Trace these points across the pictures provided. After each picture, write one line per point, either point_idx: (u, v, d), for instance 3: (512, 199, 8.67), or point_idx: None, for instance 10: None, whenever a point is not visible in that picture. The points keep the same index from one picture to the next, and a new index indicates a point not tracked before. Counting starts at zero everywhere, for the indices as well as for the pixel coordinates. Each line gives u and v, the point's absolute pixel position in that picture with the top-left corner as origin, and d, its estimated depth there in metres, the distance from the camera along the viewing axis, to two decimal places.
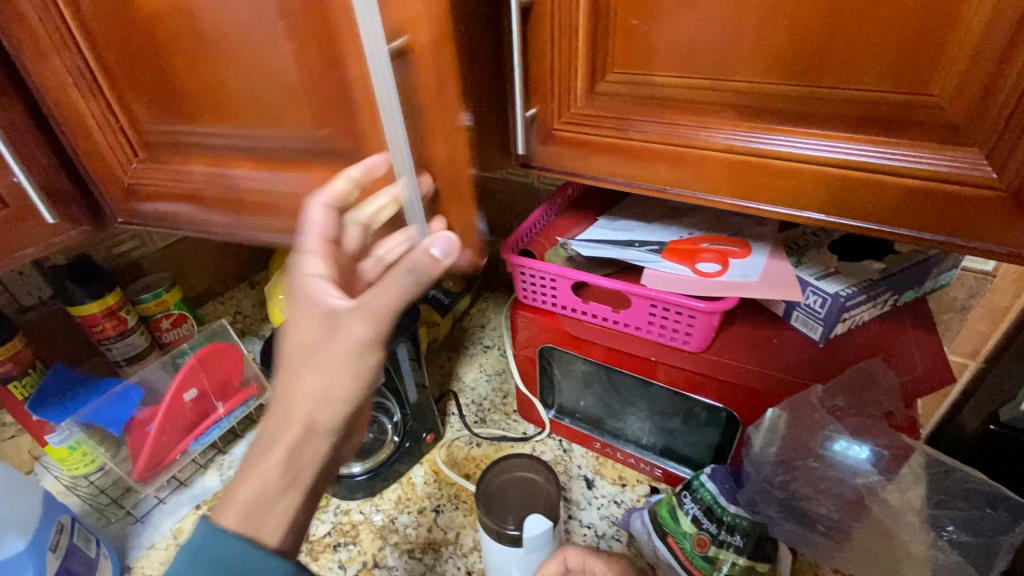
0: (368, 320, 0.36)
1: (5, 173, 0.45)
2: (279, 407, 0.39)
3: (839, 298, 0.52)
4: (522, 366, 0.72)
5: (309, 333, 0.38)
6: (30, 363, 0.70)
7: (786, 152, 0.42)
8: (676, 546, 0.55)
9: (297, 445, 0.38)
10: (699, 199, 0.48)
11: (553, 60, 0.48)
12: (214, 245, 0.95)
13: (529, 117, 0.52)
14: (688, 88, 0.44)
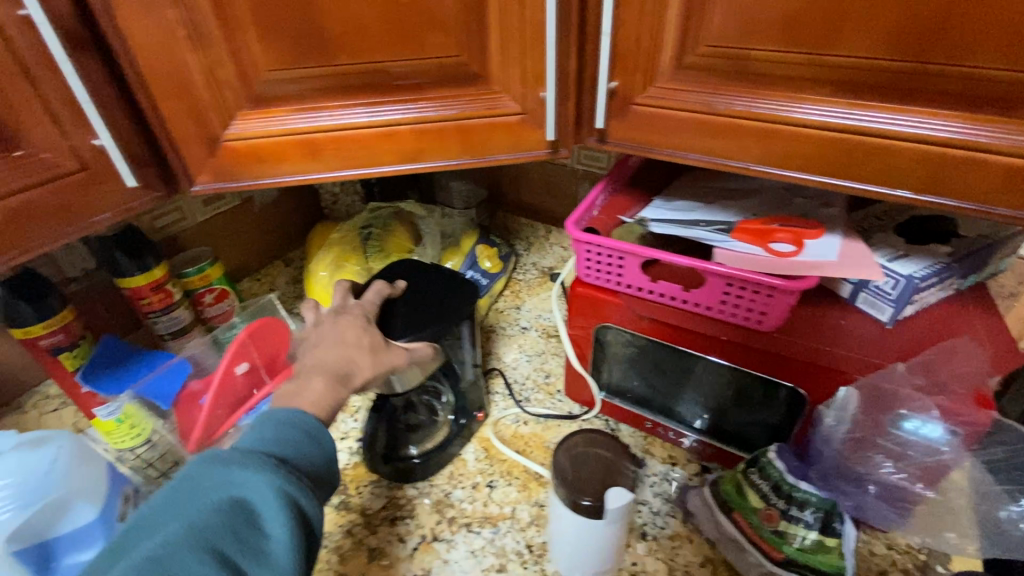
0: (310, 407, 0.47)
1: (87, 135, 0.43)
2: (311, 350, 0.53)
3: (913, 280, 0.52)
4: (575, 344, 0.72)
5: (374, 339, 0.54)
6: (81, 334, 0.68)
7: (884, 129, 0.42)
8: (743, 521, 0.56)
9: (312, 391, 0.48)
10: (784, 176, 0.48)
11: (643, 31, 0.47)
12: (251, 221, 0.93)
13: (609, 91, 0.51)
14: (784, 63, 0.43)
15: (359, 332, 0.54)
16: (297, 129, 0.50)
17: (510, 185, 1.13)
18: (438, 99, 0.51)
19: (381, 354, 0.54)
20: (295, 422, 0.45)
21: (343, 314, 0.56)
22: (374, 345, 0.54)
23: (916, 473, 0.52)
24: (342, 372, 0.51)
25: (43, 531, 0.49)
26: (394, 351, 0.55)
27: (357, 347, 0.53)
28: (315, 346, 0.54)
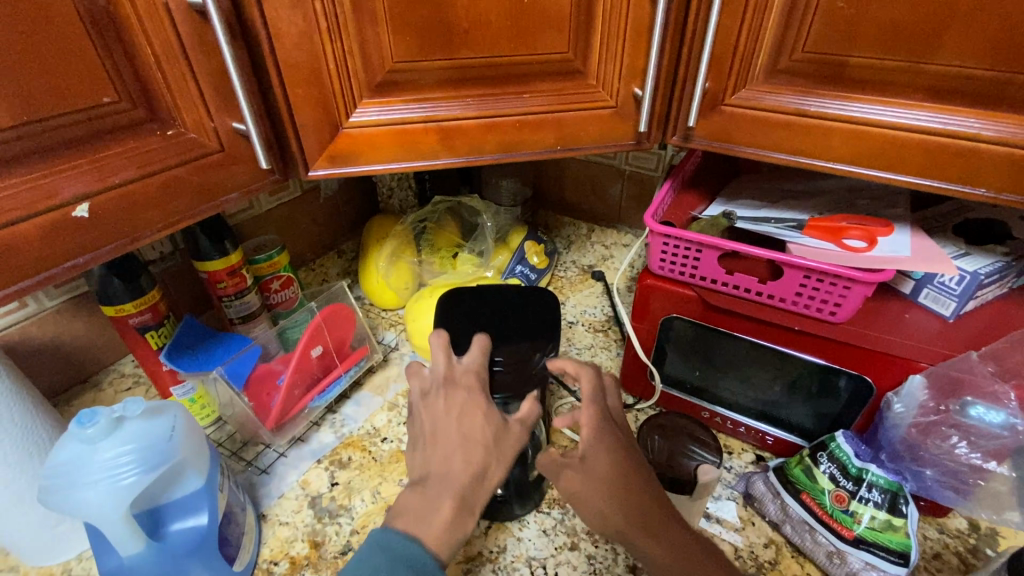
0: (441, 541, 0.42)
1: (229, 117, 0.46)
2: (428, 446, 0.48)
3: (978, 276, 0.56)
4: (637, 335, 0.75)
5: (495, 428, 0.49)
6: (166, 314, 0.70)
7: (971, 133, 0.46)
8: (812, 502, 0.59)
9: (440, 520, 0.43)
10: (868, 175, 0.52)
11: (739, 36, 0.51)
12: (310, 212, 0.96)
13: (701, 92, 0.55)
14: (879, 70, 0.47)
15: (479, 423, 0.48)
16: (409, 119, 0.53)
17: (553, 184, 1.16)
18: (541, 93, 0.55)
19: (505, 442, 0.48)
20: (394, 548, 0.41)
21: (454, 389, 0.52)
22: (495, 439, 0.48)
23: (980, 454, 0.55)
24: (471, 480, 0.45)
25: (158, 496, 0.51)
26: (513, 434, 0.49)
27: (482, 447, 0.47)
28: (436, 438, 0.48)
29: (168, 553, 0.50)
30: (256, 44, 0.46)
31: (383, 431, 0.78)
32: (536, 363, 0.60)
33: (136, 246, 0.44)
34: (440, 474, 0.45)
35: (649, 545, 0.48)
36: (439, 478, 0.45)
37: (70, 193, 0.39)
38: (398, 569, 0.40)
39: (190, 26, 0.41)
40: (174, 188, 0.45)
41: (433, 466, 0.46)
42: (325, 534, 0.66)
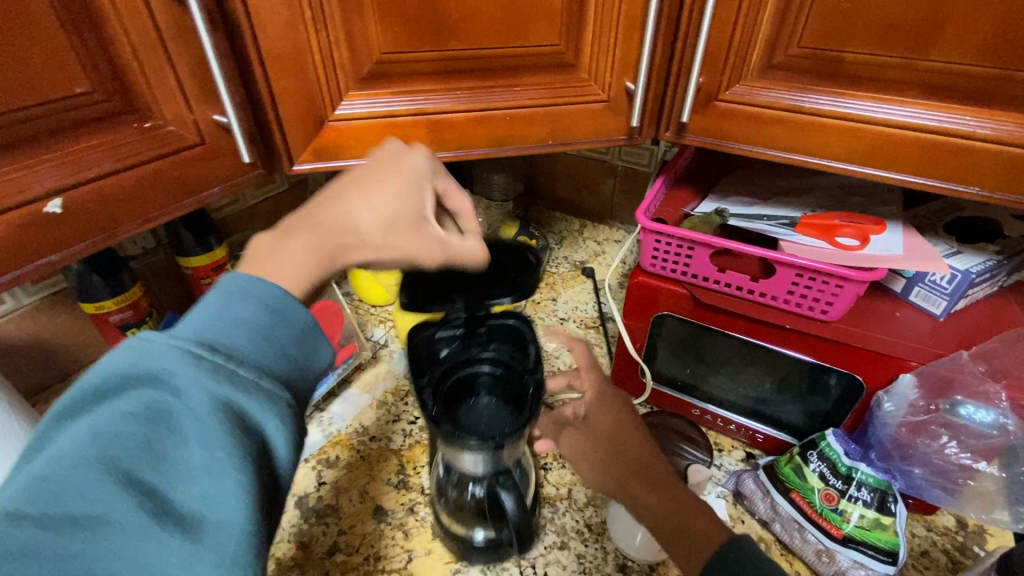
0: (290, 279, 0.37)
1: (210, 109, 0.44)
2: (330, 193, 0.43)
3: (970, 275, 0.56)
4: (629, 333, 0.75)
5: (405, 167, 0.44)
6: (147, 311, 0.69)
7: (966, 131, 0.46)
8: (802, 500, 0.59)
9: (292, 254, 0.38)
10: (863, 172, 0.51)
11: (734, 30, 0.50)
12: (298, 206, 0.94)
13: (696, 87, 0.54)
14: (875, 66, 0.47)
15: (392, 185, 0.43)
16: (398, 112, 0.51)
17: (545, 179, 1.15)
18: (533, 86, 0.54)
19: (416, 216, 0.43)
20: (262, 298, 0.35)
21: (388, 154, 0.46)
22: (402, 225, 0.42)
23: (969, 453, 0.55)
24: (349, 246, 0.41)
25: None
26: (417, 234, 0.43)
27: (369, 185, 0.42)
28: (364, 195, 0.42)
29: None
30: (238, 34, 0.45)
31: (372, 429, 0.77)
32: (524, 381, 0.53)
33: (112, 242, 0.42)
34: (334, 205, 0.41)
35: (647, 495, 0.50)
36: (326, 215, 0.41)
37: (42, 188, 0.38)
38: (250, 317, 0.34)
39: (167, 13, 0.39)
40: (153, 182, 0.43)
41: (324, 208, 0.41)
42: (312, 535, 0.65)
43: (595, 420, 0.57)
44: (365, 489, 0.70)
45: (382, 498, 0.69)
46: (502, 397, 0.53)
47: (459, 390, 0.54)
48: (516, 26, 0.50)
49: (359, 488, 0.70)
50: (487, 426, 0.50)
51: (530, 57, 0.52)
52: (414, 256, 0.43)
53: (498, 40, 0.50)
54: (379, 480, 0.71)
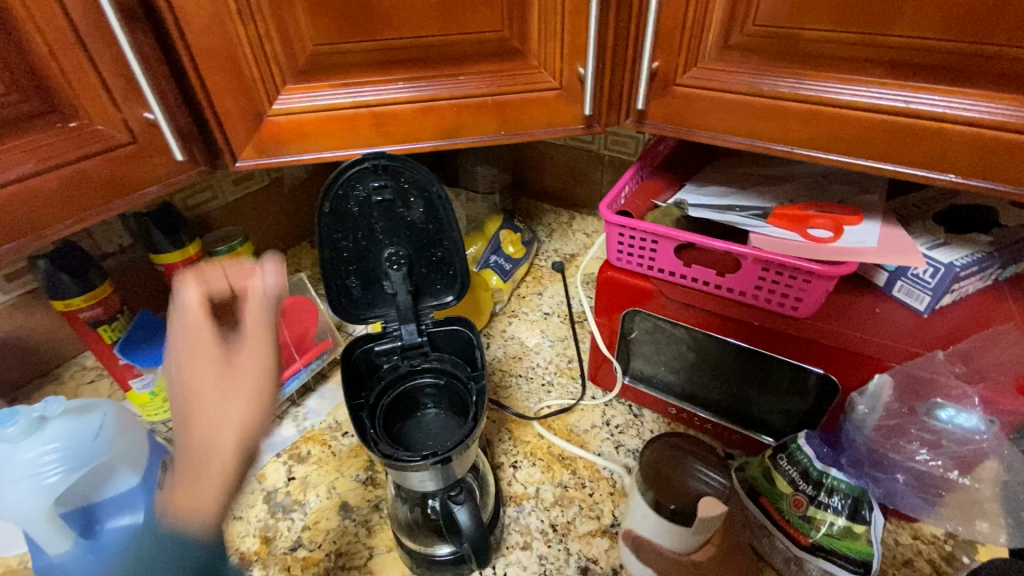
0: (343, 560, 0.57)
1: (138, 107, 0.44)
2: None
3: (954, 268, 0.52)
4: (601, 329, 0.73)
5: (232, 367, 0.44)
6: (118, 308, 0.70)
7: (936, 112, 0.42)
8: (770, 505, 0.56)
9: None
10: (829, 159, 0.47)
11: (687, 10, 0.47)
12: (279, 202, 0.94)
13: (651, 72, 0.51)
14: (836, 43, 0.43)
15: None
16: (338, 105, 0.50)
17: (534, 170, 1.12)
18: (480, 74, 0.52)
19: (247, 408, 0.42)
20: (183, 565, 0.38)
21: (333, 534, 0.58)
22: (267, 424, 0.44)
23: (945, 461, 0.52)
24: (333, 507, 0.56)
25: (91, 493, 0.50)
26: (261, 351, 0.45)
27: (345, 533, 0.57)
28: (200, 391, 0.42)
29: (100, 552, 0.49)
30: (164, 29, 0.44)
31: (345, 425, 0.77)
32: (470, 391, 0.53)
33: (42, 243, 0.43)
34: None
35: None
36: None
37: None
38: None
39: (82, 10, 0.39)
40: (82, 182, 0.43)
41: None
42: (277, 529, 0.65)
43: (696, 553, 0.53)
44: (333, 486, 0.70)
45: (348, 494, 0.69)
46: (446, 406, 0.56)
47: (397, 407, 0.55)
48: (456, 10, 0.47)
49: (327, 484, 0.70)
50: (437, 441, 0.53)
51: (474, 44, 0.50)
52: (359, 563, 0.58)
53: (436, 25, 0.48)
54: (347, 476, 0.71)
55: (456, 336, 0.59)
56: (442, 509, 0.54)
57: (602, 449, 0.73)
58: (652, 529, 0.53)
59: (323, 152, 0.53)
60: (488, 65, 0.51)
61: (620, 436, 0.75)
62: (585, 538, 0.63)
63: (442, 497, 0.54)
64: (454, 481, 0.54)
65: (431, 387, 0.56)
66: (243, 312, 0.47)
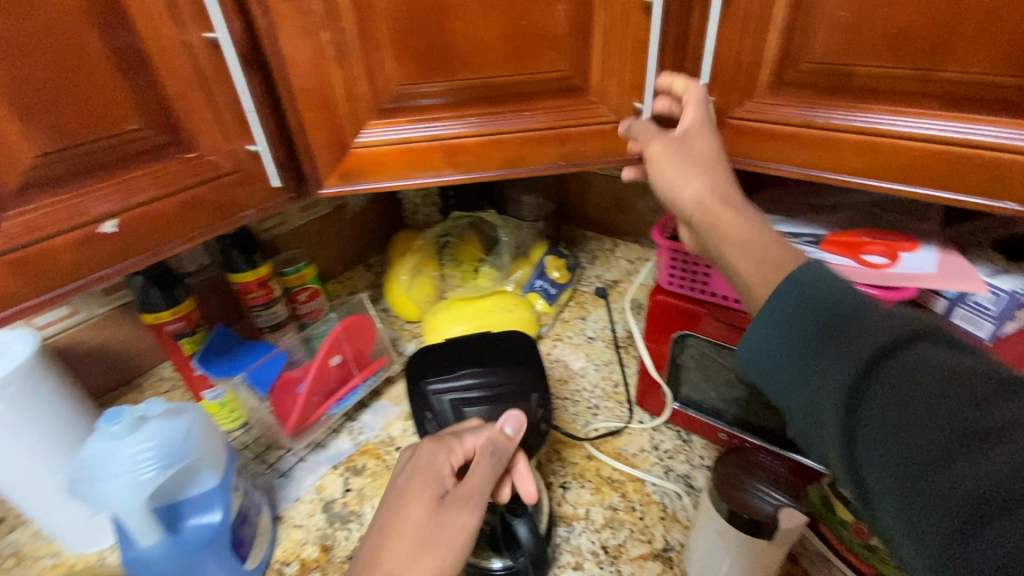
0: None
1: (246, 140, 0.50)
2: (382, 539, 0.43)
3: (1015, 296, 0.52)
4: (650, 352, 0.74)
5: (422, 513, 0.44)
6: (198, 322, 0.76)
7: (993, 143, 0.43)
8: (829, 532, 0.56)
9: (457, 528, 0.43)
10: (885, 187, 0.49)
11: (742, 50, 0.51)
12: (339, 228, 1.00)
13: (706, 106, 0.54)
14: (890, 78, 0.45)
15: (418, 512, 0.44)
16: (415, 138, 0.55)
17: (578, 200, 1.16)
18: (544, 109, 0.56)
19: (449, 546, 0.42)
20: None
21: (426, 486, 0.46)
22: (463, 549, 0.43)
23: None
24: None
25: (177, 490, 0.55)
26: (467, 505, 0.44)
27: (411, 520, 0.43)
28: (390, 530, 0.43)
29: (182, 547, 0.53)
30: (270, 73, 0.50)
31: (398, 440, 0.80)
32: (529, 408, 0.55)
33: (157, 259, 0.48)
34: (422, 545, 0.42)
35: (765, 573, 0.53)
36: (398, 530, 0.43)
37: (98, 210, 0.44)
38: None
39: (209, 58, 0.45)
40: (194, 205, 0.49)
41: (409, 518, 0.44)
42: (335, 538, 0.68)
43: (692, 141, 0.52)
44: None
45: None
46: None
47: None
48: (526, 54, 0.52)
49: None
50: None
51: (539, 83, 0.54)
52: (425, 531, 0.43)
53: (507, 66, 0.53)
54: None
55: (514, 353, 0.61)
56: (500, 522, 0.56)
57: (651, 472, 0.73)
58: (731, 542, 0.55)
59: (398, 180, 0.57)
60: (552, 102, 0.55)
61: (668, 460, 0.75)
62: (637, 562, 0.63)
63: (499, 510, 0.56)
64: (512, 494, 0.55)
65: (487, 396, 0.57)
66: (415, 512, 0.44)
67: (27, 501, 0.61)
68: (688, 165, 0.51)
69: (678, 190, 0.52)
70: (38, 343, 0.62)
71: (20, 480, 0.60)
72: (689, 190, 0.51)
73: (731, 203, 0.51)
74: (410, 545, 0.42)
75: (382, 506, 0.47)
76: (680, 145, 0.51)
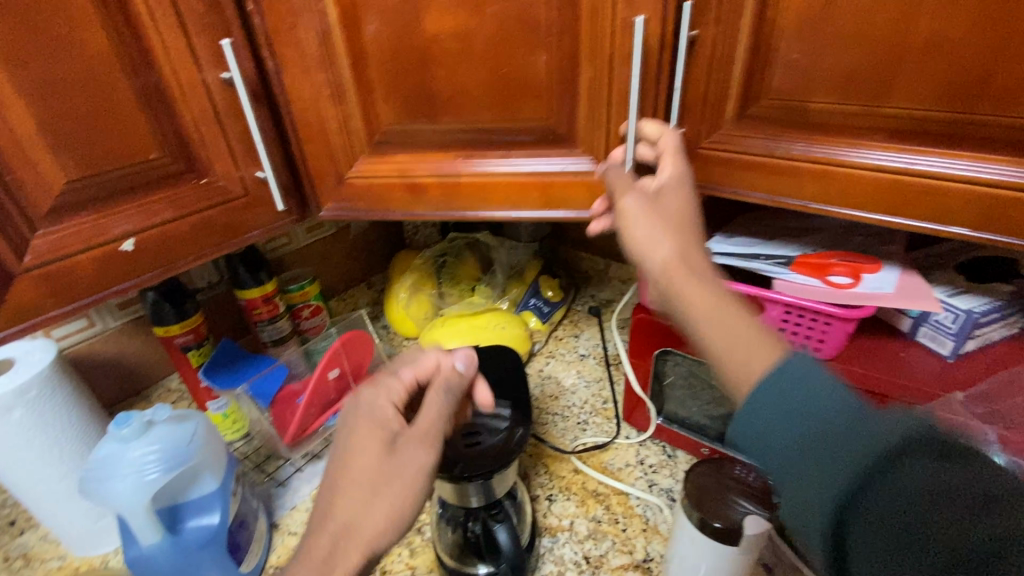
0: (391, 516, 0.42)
1: (253, 167, 0.55)
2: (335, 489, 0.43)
3: (972, 314, 0.55)
4: (635, 369, 0.77)
5: (373, 458, 0.44)
6: (205, 336, 0.80)
7: (937, 172, 0.46)
8: (801, 544, 0.57)
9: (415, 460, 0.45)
10: (841, 213, 0.53)
11: (708, 87, 0.55)
12: (343, 248, 1.05)
13: (678, 137, 0.58)
14: (840, 113, 0.49)
15: (367, 455, 0.44)
16: (409, 166, 0.60)
17: (573, 223, 1.20)
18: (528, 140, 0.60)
19: (410, 485, 0.44)
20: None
21: (375, 428, 0.46)
22: (423, 485, 0.45)
23: None
24: (358, 531, 0.41)
25: (178, 493, 0.58)
26: (424, 444, 0.46)
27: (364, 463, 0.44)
28: (351, 483, 0.43)
29: (182, 547, 0.56)
30: (278, 107, 0.55)
31: None
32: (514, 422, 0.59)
33: (169, 274, 0.52)
34: (379, 477, 0.43)
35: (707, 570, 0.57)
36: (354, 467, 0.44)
37: (118, 230, 0.48)
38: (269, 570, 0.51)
39: (223, 95, 0.50)
40: (204, 226, 0.53)
41: (359, 459, 0.44)
42: None
43: (663, 200, 0.51)
44: None
45: None
46: None
47: None
48: None
49: None
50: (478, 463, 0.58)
51: None
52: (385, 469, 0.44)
53: None
54: None
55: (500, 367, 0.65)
56: (485, 528, 0.59)
57: (636, 485, 0.75)
58: (703, 551, 0.57)
59: (393, 206, 0.62)
60: None
61: (653, 474, 0.77)
62: (618, 572, 0.65)
63: (483, 516, 0.59)
64: (494, 501, 0.58)
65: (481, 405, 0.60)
66: (364, 454, 0.44)
67: (40, 503, 0.65)
68: (660, 228, 0.47)
69: (654, 247, 0.47)
70: (58, 353, 0.67)
71: (34, 482, 0.64)
72: (658, 251, 0.46)
73: (681, 274, 0.44)
74: (366, 480, 0.43)
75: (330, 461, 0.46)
76: (647, 200, 0.50)
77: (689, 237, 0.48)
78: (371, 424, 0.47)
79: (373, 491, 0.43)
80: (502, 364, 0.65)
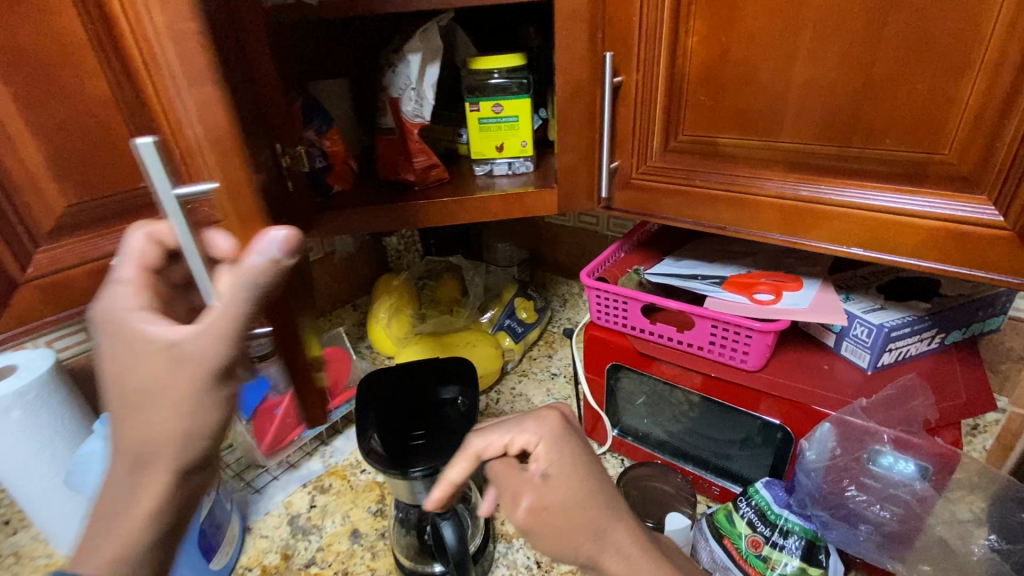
0: (183, 438, 0.35)
1: None
2: (123, 415, 0.35)
3: (883, 328, 0.59)
4: (590, 384, 0.82)
5: (148, 369, 0.34)
6: None
7: (828, 199, 0.52)
8: (731, 545, 0.59)
9: (189, 378, 0.34)
10: (754, 235, 0.58)
11: (635, 125, 0.62)
12: (331, 271, 1.13)
13: (612, 169, 0.65)
14: (744, 147, 0.55)
15: (143, 368, 0.34)
16: None
17: (550, 249, 1.27)
18: None
19: (193, 399, 0.34)
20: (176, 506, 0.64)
21: (145, 343, 0.35)
22: (219, 386, 0.35)
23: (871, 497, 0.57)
24: (152, 455, 0.35)
25: None
26: (210, 342, 0.34)
27: (136, 381, 0.34)
28: (130, 392, 0.35)
29: None
30: None
31: (364, 463, 0.87)
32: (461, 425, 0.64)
33: None
34: (157, 396, 0.34)
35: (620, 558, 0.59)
36: (124, 387, 0.35)
37: (109, 248, 0.55)
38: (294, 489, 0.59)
39: None
40: None
41: (133, 373, 0.35)
42: (295, 548, 0.75)
43: (559, 485, 0.49)
44: (347, 514, 0.79)
45: (360, 522, 0.78)
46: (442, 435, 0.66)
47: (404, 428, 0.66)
48: None
49: (342, 512, 0.79)
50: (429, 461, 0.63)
51: None
52: (162, 393, 0.34)
53: None
54: (360, 507, 0.80)
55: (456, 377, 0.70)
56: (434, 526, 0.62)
57: None
58: None
59: None
60: None
61: None
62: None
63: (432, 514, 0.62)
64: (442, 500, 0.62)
65: (441, 407, 0.66)
66: (139, 371, 0.35)
67: (30, 501, 0.70)
68: (565, 468, 0.50)
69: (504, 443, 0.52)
70: (57, 362, 0.74)
71: (25, 480, 0.69)
72: (533, 498, 0.48)
73: (610, 548, 0.48)
74: (140, 391, 0.34)
75: (98, 354, 0.36)
76: (547, 508, 0.48)
77: (601, 524, 0.48)
78: (139, 332, 0.35)
79: (155, 420, 0.34)
80: (458, 374, 0.70)
